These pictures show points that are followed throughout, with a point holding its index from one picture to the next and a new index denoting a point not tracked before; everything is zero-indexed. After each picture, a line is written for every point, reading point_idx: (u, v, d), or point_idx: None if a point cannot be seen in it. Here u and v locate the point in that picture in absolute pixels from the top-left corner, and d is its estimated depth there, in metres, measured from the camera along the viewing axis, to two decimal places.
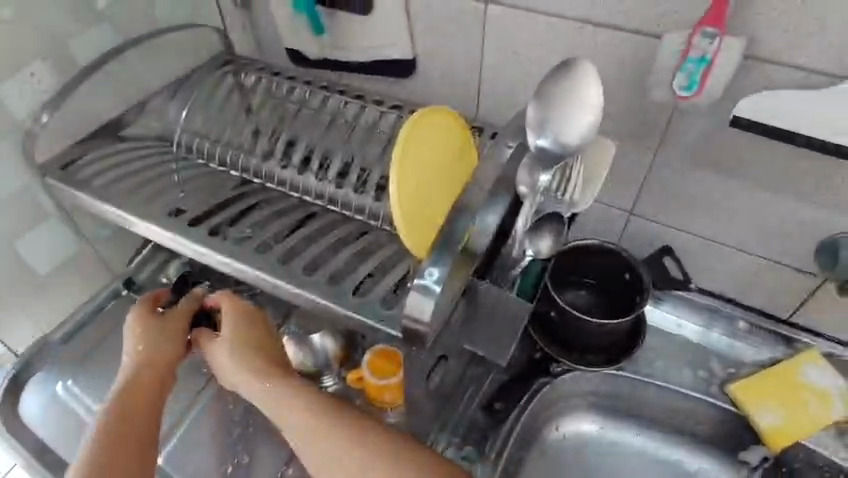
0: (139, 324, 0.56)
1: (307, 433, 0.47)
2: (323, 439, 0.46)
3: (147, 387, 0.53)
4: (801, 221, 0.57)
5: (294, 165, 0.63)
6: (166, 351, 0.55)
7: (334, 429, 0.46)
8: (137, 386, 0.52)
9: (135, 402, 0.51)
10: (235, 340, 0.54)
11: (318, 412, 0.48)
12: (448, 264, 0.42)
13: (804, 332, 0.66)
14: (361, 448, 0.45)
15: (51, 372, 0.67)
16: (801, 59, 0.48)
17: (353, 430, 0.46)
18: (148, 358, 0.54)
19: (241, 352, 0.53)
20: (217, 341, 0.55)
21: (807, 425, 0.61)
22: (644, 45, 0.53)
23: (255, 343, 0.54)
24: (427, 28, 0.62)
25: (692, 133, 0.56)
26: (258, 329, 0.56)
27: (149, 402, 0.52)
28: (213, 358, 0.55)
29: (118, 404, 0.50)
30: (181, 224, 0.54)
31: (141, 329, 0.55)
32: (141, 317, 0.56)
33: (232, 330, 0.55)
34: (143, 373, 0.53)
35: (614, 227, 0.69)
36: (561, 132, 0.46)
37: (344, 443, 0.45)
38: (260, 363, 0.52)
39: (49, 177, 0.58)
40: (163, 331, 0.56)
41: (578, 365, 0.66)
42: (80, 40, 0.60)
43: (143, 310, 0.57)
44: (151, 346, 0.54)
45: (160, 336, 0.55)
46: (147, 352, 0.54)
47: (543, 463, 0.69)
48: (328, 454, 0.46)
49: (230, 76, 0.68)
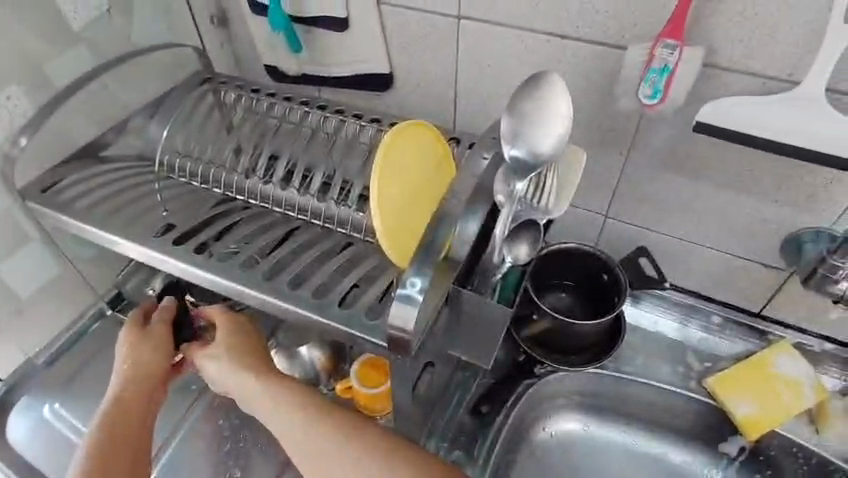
0: (128, 339, 0.57)
1: (300, 434, 0.48)
2: (316, 439, 0.48)
3: (135, 403, 0.54)
4: (765, 219, 0.60)
5: (277, 180, 0.65)
6: (154, 366, 0.56)
7: (328, 428, 0.48)
8: (126, 403, 0.53)
9: (124, 419, 0.52)
10: (226, 347, 0.55)
11: (311, 413, 0.49)
12: (429, 274, 0.44)
13: (774, 325, 0.69)
14: (356, 446, 0.47)
15: (34, 397, 0.71)
16: (756, 66, 0.50)
17: (352, 431, 0.48)
18: (137, 374, 0.55)
19: (231, 357, 0.54)
20: (209, 351, 0.56)
21: (781, 414, 0.64)
22: (609, 56, 0.55)
23: (246, 349, 0.56)
24: (402, 42, 0.64)
25: (660, 139, 0.59)
26: (249, 336, 0.58)
27: (137, 419, 0.53)
28: (204, 366, 0.56)
29: (107, 422, 0.51)
30: (166, 243, 0.55)
31: (129, 346, 0.56)
32: (130, 332, 0.57)
33: (223, 338, 0.57)
34: (131, 389, 0.54)
35: (591, 229, 0.73)
36: (533, 143, 0.47)
37: (336, 442, 0.47)
38: (252, 366, 0.54)
39: (30, 200, 0.58)
40: (152, 346, 0.57)
41: (560, 365, 0.67)
42: (56, 63, 0.61)
43: (132, 326, 0.58)
44: (138, 361, 0.56)
45: (148, 351, 0.57)
46: (135, 367, 0.55)
47: (532, 464, 0.71)
48: (322, 454, 0.47)
49: (209, 95, 0.70)
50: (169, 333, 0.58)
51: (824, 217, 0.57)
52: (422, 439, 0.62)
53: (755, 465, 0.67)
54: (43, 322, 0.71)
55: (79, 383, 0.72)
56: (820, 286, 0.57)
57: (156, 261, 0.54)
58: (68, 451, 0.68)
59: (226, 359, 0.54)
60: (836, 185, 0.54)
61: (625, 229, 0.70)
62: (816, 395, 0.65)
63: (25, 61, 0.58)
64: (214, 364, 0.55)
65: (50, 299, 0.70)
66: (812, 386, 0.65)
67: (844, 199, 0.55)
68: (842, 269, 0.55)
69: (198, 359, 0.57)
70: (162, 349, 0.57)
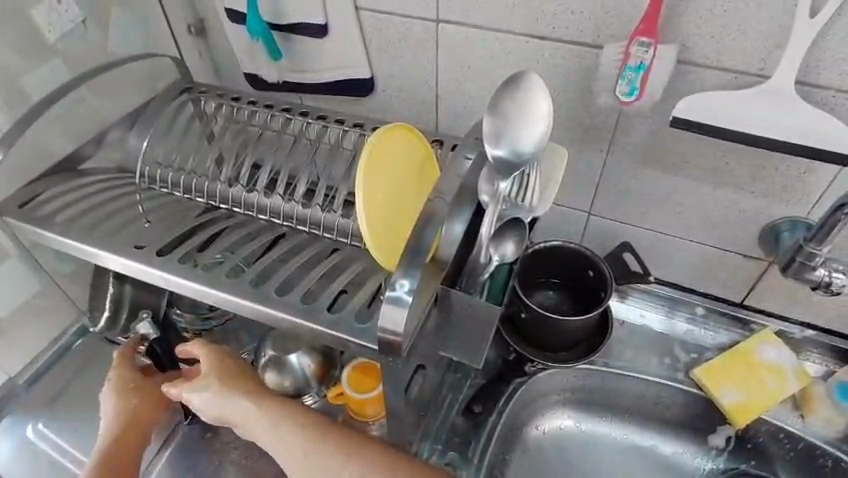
0: (125, 381, 0.59)
1: (299, 452, 0.49)
2: (315, 455, 0.48)
3: (129, 440, 0.57)
4: (742, 211, 0.62)
5: (261, 188, 0.64)
6: (147, 408, 0.59)
7: (327, 445, 0.49)
8: (125, 440, 0.56)
9: (119, 456, 0.55)
10: (212, 374, 0.54)
11: (311, 430, 0.50)
12: (418, 275, 0.44)
13: (757, 314, 0.70)
14: (356, 460, 0.48)
15: (17, 418, 0.69)
16: (729, 62, 0.52)
17: (353, 445, 0.49)
18: (135, 414, 0.58)
19: (218, 382, 0.53)
20: (199, 384, 0.54)
21: (768, 400, 0.65)
22: (588, 55, 0.56)
23: (232, 371, 0.54)
24: (382, 47, 0.64)
25: (640, 134, 0.60)
26: (235, 359, 0.56)
27: (130, 458, 0.56)
28: (188, 398, 0.54)
29: (104, 460, 0.54)
30: (151, 254, 0.54)
31: (129, 389, 0.58)
32: (128, 377, 0.59)
33: (209, 364, 0.55)
34: (126, 429, 0.57)
35: (577, 227, 0.74)
36: (516, 141, 0.48)
37: (336, 460, 0.48)
38: (241, 389, 0.53)
39: (8, 216, 0.56)
40: (153, 391, 0.60)
41: (551, 363, 0.68)
42: (31, 77, 0.60)
43: (125, 367, 0.60)
44: (137, 403, 0.58)
45: (141, 393, 0.59)
46: (134, 409, 0.58)
47: (526, 461, 0.71)
48: (323, 471, 0.48)
49: (190, 105, 0.69)
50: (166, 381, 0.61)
51: (799, 207, 0.59)
52: (416, 442, 0.62)
53: (742, 454, 0.69)
54: (25, 341, 0.69)
55: (63, 402, 0.71)
56: (799, 273, 0.57)
57: (141, 273, 0.53)
58: (52, 470, 0.66)
59: (213, 386, 0.53)
60: (809, 175, 0.56)
61: (610, 226, 0.71)
62: (799, 380, 0.66)
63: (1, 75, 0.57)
64: (201, 395, 0.53)
65: (32, 316, 0.69)
66: (795, 372, 0.66)
67: (819, 187, 0.56)
68: (818, 256, 0.55)
69: (181, 391, 0.54)
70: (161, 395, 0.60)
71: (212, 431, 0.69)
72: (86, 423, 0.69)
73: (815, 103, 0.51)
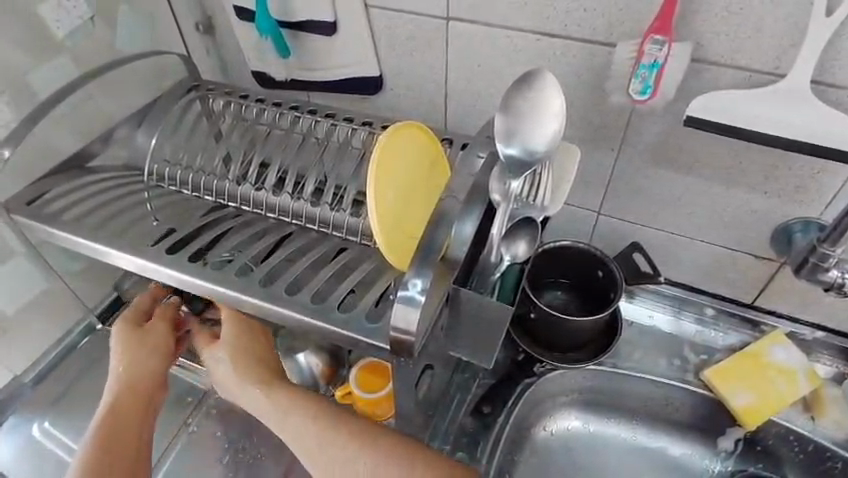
0: (123, 336, 0.56)
1: (312, 442, 0.49)
2: (328, 446, 0.48)
3: (127, 410, 0.53)
4: (754, 210, 0.61)
5: (269, 186, 0.64)
6: (152, 370, 0.56)
7: (341, 436, 0.48)
8: (125, 411, 0.53)
9: (120, 423, 0.52)
10: (230, 346, 0.55)
11: (324, 421, 0.49)
12: (430, 274, 0.43)
13: (767, 315, 0.70)
14: (370, 452, 0.47)
15: (23, 416, 0.69)
16: (743, 61, 0.51)
17: (365, 436, 0.48)
18: (133, 377, 0.54)
19: (235, 359, 0.54)
20: (220, 359, 0.55)
21: (778, 402, 0.64)
22: (599, 53, 0.56)
23: (250, 350, 0.55)
24: (391, 45, 0.64)
25: (651, 132, 0.59)
26: (256, 335, 0.57)
27: (132, 424, 0.53)
28: (209, 363, 0.56)
29: (104, 425, 0.51)
30: (161, 251, 0.54)
31: (126, 346, 0.56)
32: (127, 331, 0.56)
33: (233, 340, 0.55)
34: (124, 392, 0.54)
35: (585, 227, 0.73)
36: (528, 141, 0.48)
37: (350, 451, 0.47)
38: (256, 373, 0.53)
39: (16, 214, 0.56)
40: (150, 346, 0.57)
41: (560, 363, 0.67)
42: (38, 74, 0.60)
43: (127, 323, 0.58)
44: (135, 363, 0.55)
45: (141, 353, 0.56)
46: (132, 371, 0.55)
47: (533, 462, 0.71)
48: (336, 462, 0.47)
49: (197, 102, 0.69)
50: (165, 332, 0.58)
51: (812, 206, 0.58)
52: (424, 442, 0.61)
53: (750, 455, 0.68)
54: (30, 340, 0.69)
55: (69, 400, 0.70)
56: (811, 274, 0.56)
57: (150, 271, 0.53)
58: (57, 468, 0.66)
59: (230, 359, 0.54)
60: (822, 175, 0.55)
61: (620, 226, 0.71)
62: (809, 381, 0.66)
63: (6, 73, 0.57)
64: (219, 365, 0.55)
65: (38, 315, 0.68)
66: (805, 374, 0.66)
67: (833, 188, 0.56)
68: (832, 257, 0.54)
69: (203, 354, 0.57)
70: (159, 351, 0.57)
71: (218, 431, 0.68)
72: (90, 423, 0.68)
73: (831, 103, 0.51)
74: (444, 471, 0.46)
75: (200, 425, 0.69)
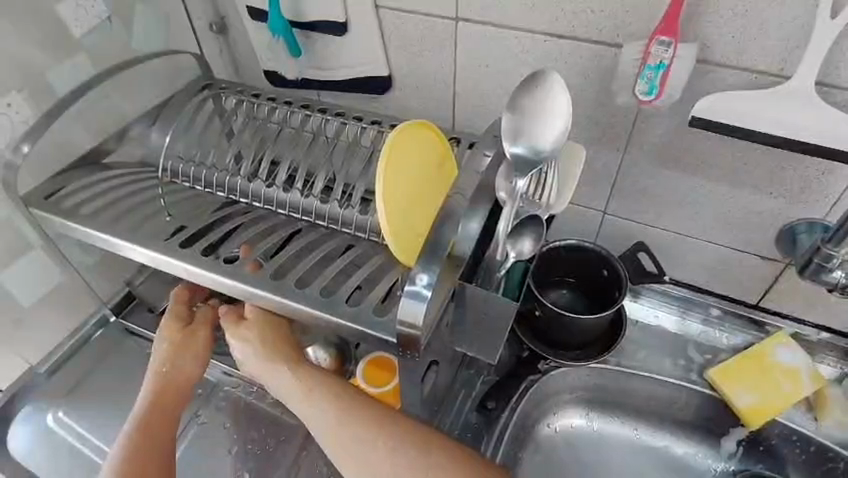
0: (168, 336, 0.60)
1: (332, 421, 0.50)
2: (349, 427, 0.49)
3: (165, 410, 0.57)
4: (759, 211, 0.61)
5: (279, 183, 0.65)
6: (191, 373, 0.60)
7: (359, 419, 0.49)
8: (163, 410, 0.57)
9: (157, 420, 0.56)
10: (255, 332, 0.56)
11: (342, 403, 0.51)
12: (437, 270, 0.44)
13: (772, 316, 0.70)
14: (390, 433, 0.48)
15: (39, 408, 0.70)
16: (748, 62, 0.52)
17: (384, 419, 0.49)
18: (174, 378, 0.59)
19: (260, 342, 0.56)
20: (247, 342, 0.56)
21: (781, 402, 0.64)
22: (606, 54, 0.56)
23: (277, 333, 0.57)
24: (401, 45, 0.65)
25: (656, 133, 0.60)
26: (282, 324, 0.58)
27: (167, 422, 0.57)
28: (233, 345, 0.57)
29: (143, 422, 0.56)
30: (173, 245, 0.55)
31: (170, 345, 0.59)
32: (174, 331, 0.60)
33: (260, 325, 0.57)
34: (165, 392, 0.58)
35: (591, 226, 0.74)
36: (535, 139, 0.48)
37: (370, 432, 0.48)
38: (280, 356, 0.55)
39: (34, 208, 0.57)
40: (194, 351, 0.60)
41: (565, 361, 0.68)
42: (56, 71, 0.61)
43: (170, 320, 0.61)
44: (178, 366, 0.59)
45: (182, 356, 0.59)
46: (174, 373, 0.59)
47: (536, 458, 0.71)
48: (357, 442, 0.48)
49: (210, 101, 0.70)
50: (208, 337, 0.62)
51: (817, 207, 0.58)
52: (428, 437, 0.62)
53: (754, 455, 0.68)
54: (45, 331, 0.70)
55: (82, 392, 0.72)
56: (815, 274, 0.56)
57: (163, 264, 0.54)
58: (70, 457, 0.67)
59: (256, 341, 0.56)
60: (828, 176, 0.55)
61: (625, 226, 0.71)
62: (812, 382, 0.66)
63: (25, 70, 0.58)
64: (243, 346, 0.56)
65: (53, 307, 0.70)
66: (809, 374, 0.66)
67: (837, 189, 0.56)
68: (835, 257, 0.54)
69: (229, 337, 0.58)
70: (200, 356, 0.60)
71: (227, 423, 0.69)
72: (102, 413, 0.70)
73: (836, 104, 0.51)
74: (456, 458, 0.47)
75: (208, 418, 0.70)
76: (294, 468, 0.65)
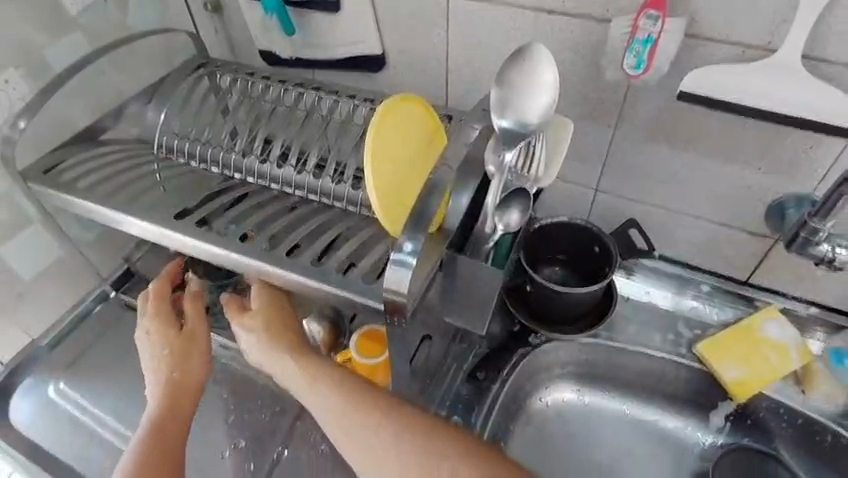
0: (167, 341, 0.58)
1: (335, 408, 0.50)
2: (352, 413, 0.50)
3: (178, 414, 0.56)
4: (748, 187, 0.62)
5: (273, 159, 0.65)
6: (195, 377, 0.59)
7: (361, 405, 0.50)
8: (176, 415, 0.56)
9: (167, 426, 0.55)
10: (259, 319, 0.57)
11: (345, 390, 0.51)
12: (422, 239, 0.45)
13: (761, 292, 0.71)
14: (392, 420, 0.49)
15: (39, 380, 0.72)
16: (736, 36, 0.52)
17: (389, 407, 0.50)
18: (183, 383, 0.57)
19: (262, 329, 0.56)
20: (250, 330, 0.57)
21: (768, 376, 0.66)
22: (595, 29, 0.57)
23: (279, 321, 0.57)
24: (394, 23, 0.65)
25: (647, 109, 0.60)
26: (284, 311, 0.59)
27: (178, 427, 0.56)
28: (237, 333, 0.59)
29: (153, 426, 0.55)
30: (168, 217, 0.56)
31: (171, 350, 0.58)
32: (173, 336, 0.58)
33: (264, 312, 0.58)
34: (172, 397, 0.56)
35: (584, 204, 0.75)
36: (522, 113, 0.49)
37: (373, 419, 0.49)
38: (282, 344, 0.55)
39: (32, 181, 0.59)
40: (198, 352, 0.59)
41: (554, 334, 0.69)
42: (52, 49, 0.62)
43: (166, 323, 0.59)
44: (184, 371, 0.58)
45: (186, 360, 0.58)
46: (183, 378, 0.57)
47: (526, 430, 0.73)
48: (360, 428, 0.49)
49: (205, 79, 0.71)
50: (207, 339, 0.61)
51: (805, 182, 0.59)
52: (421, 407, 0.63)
53: (741, 428, 0.70)
54: (45, 306, 0.72)
55: (82, 365, 0.73)
56: (802, 248, 0.57)
57: (158, 235, 0.56)
58: (70, 426, 0.69)
59: (259, 329, 0.57)
60: (815, 150, 0.56)
61: (616, 203, 0.72)
62: (800, 357, 0.67)
63: (22, 47, 0.59)
64: (247, 334, 0.57)
65: (53, 282, 0.71)
66: (796, 349, 0.67)
67: (825, 163, 0.56)
68: (822, 231, 0.55)
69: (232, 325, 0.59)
70: (203, 360, 0.59)
71: (223, 395, 0.71)
72: (102, 386, 0.72)
73: (823, 77, 0.51)
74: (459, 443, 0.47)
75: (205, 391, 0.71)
76: (289, 438, 0.67)
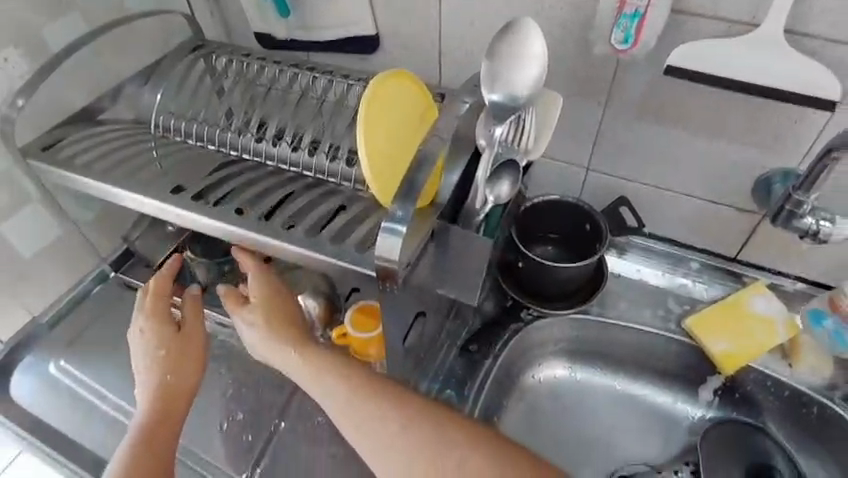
0: (162, 343, 0.59)
1: (340, 398, 0.50)
2: (358, 403, 0.49)
3: (169, 417, 0.56)
4: (735, 163, 0.63)
5: (268, 138, 0.67)
6: (188, 380, 0.59)
7: (366, 394, 0.50)
8: (167, 418, 0.56)
9: (158, 428, 0.55)
10: (260, 312, 0.57)
11: (349, 380, 0.51)
12: (411, 208, 0.46)
13: (748, 268, 0.73)
14: (399, 409, 0.48)
15: (40, 357, 0.73)
16: (722, 12, 0.53)
17: (394, 397, 0.49)
18: (176, 387, 0.58)
19: (264, 321, 0.56)
20: (251, 323, 0.57)
21: (757, 349, 0.67)
22: (584, 6, 0.57)
23: (281, 313, 0.57)
24: (387, 3, 0.66)
25: (636, 85, 0.61)
26: (285, 304, 0.58)
27: (168, 430, 0.55)
28: (239, 326, 0.58)
29: (144, 427, 0.54)
30: (165, 191, 0.57)
31: (167, 351, 0.58)
32: (169, 337, 0.59)
33: (265, 305, 0.57)
34: (165, 399, 0.56)
35: (576, 183, 0.76)
36: (512, 85, 0.51)
37: (378, 408, 0.49)
38: (284, 337, 0.55)
39: (32, 158, 0.60)
40: (192, 357, 0.60)
41: (545, 308, 0.71)
42: (50, 29, 0.63)
43: (161, 326, 0.60)
44: (177, 374, 0.58)
45: (180, 362, 0.59)
46: (175, 381, 0.58)
47: (519, 405, 0.74)
48: (367, 417, 0.48)
49: (201, 60, 0.72)
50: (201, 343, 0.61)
51: (790, 157, 0.60)
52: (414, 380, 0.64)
53: (729, 402, 0.71)
54: (45, 284, 0.73)
55: (82, 343, 0.74)
56: (786, 221, 0.58)
57: (155, 209, 0.57)
58: (72, 401, 0.70)
59: (260, 321, 0.56)
60: (799, 125, 0.57)
61: (607, 182, 0.73)
62: (788, 331, 0.68)
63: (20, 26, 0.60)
64: (248, 327, 0.57)
65: (53, 260, 0.72)
66: (784, 323, 0.68)
67: (809, 137, 0.58)
68: (806, 203, 0.56)
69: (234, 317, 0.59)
70: (197, 365, 0.60)
71: (221, 371, 0.72)
72: (102, 363, 0.73)
73: (807, 52, 0.52)
74: (466, 429, 0.47)
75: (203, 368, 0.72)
76: (285, 412, 0.68)
